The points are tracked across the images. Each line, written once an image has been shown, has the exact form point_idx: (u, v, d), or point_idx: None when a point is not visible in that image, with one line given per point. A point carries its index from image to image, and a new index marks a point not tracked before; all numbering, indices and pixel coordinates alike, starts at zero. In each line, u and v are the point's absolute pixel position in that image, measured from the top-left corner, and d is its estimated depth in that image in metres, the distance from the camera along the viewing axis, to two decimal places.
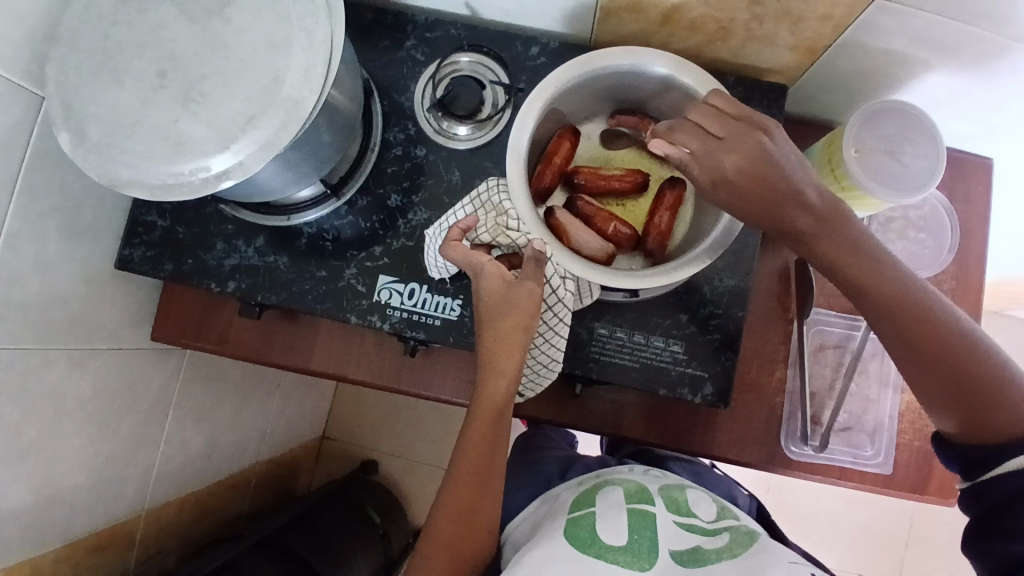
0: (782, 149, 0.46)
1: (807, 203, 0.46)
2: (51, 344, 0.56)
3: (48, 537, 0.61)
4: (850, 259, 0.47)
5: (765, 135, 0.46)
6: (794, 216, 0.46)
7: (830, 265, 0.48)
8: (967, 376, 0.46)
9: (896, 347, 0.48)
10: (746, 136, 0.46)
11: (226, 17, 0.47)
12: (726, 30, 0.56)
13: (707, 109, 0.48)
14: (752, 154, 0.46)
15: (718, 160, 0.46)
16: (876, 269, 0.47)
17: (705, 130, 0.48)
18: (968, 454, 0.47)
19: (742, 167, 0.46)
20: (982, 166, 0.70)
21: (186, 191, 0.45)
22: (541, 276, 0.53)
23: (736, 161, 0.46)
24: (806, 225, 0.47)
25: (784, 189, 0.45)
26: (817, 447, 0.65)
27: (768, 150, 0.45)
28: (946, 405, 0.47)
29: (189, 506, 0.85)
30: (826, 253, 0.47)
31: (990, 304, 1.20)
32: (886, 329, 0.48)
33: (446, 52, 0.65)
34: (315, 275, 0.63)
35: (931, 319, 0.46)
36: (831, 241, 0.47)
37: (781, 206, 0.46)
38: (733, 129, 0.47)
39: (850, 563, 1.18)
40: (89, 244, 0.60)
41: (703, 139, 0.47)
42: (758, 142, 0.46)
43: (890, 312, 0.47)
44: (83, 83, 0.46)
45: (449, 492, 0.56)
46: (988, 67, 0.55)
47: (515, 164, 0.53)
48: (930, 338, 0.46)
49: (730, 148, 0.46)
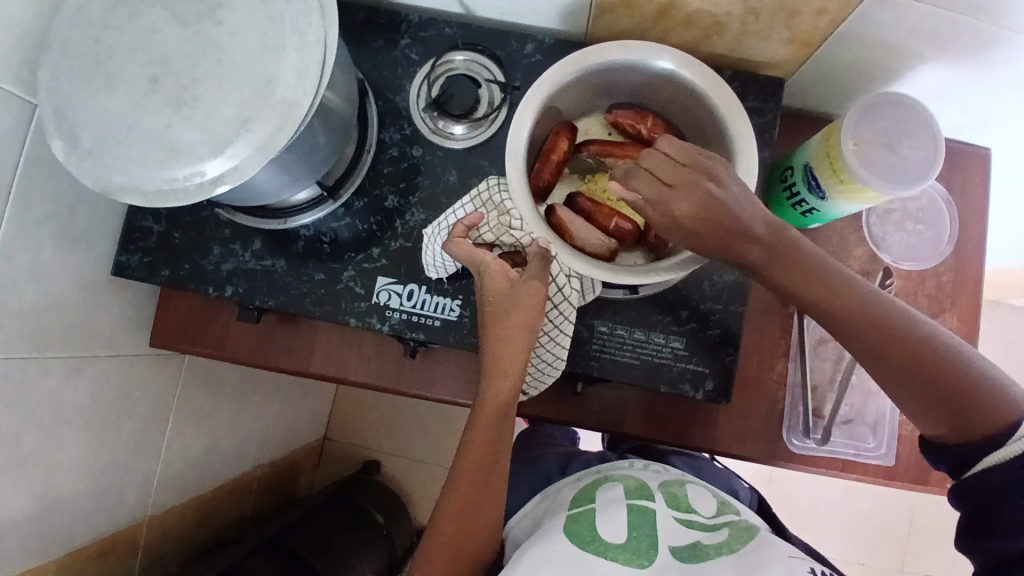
0: (733, 193, 0.48)
1: (753, 235, 0.48)
2: (48, 352, 0.56)
3: (49, 546, 0.61)
4: (802, 280, 0.48)
5: (712, 182, 0.48)
6: (746, 250, 0.48)
7: (783, 289, 0.49)
8: (941, 379, 0.45)
9: (866, 359, 0.48)
10: (695, 186, 0.48)
11: (217, 20, 0.47)
12: (721, 24, 0.56)
13: (660, 157, 0.50)
14: (700, 203, 0.47)
15: (666, 207, 0.48)
16: (831, 287, 0.47)
17: (657, 178, 0.49)
18: (954, 458, 0.46)
19: (689, 215, 0.47)
20: (979, 156, 0.69)
21: (181, 196, 0.45)
22: (546, 274, 0.54)
23: (683, 209, 0.48)
24: (755, 253, 0.48)
25: (734, 230, 0.47)
26: (819, 440, 0.64)
27: (716, 198, 0.47)
28: (926, 412, 0.46)
29: (191, 511, 0.85)
30: (777, 277, 0.48)
31: (988, 293, 1.20)
32: (853, 344, 0.48)
33: (440, 52, 0.65)
34: (313, 277, 0.63)
35: (894, 327, 0.46)
36: (780, 265, 0.48)
37: (730, 246, 0.48)
38: (682, 177, 0.48)
39: (853, 554, 1.19)
40: (85, 251, 0.60)
41: (654, 186, 0.49)
42: (705, 192, 0.47)
43: (853, 326, 0.47)
44: (75, 89, 0.46)
45: (452, 492, 0.55)
46: (984, 57, 0.55)
47: (514, 162, 0.53)
48: (896, 347, 0.46)
49: (679, 196, 0.48)
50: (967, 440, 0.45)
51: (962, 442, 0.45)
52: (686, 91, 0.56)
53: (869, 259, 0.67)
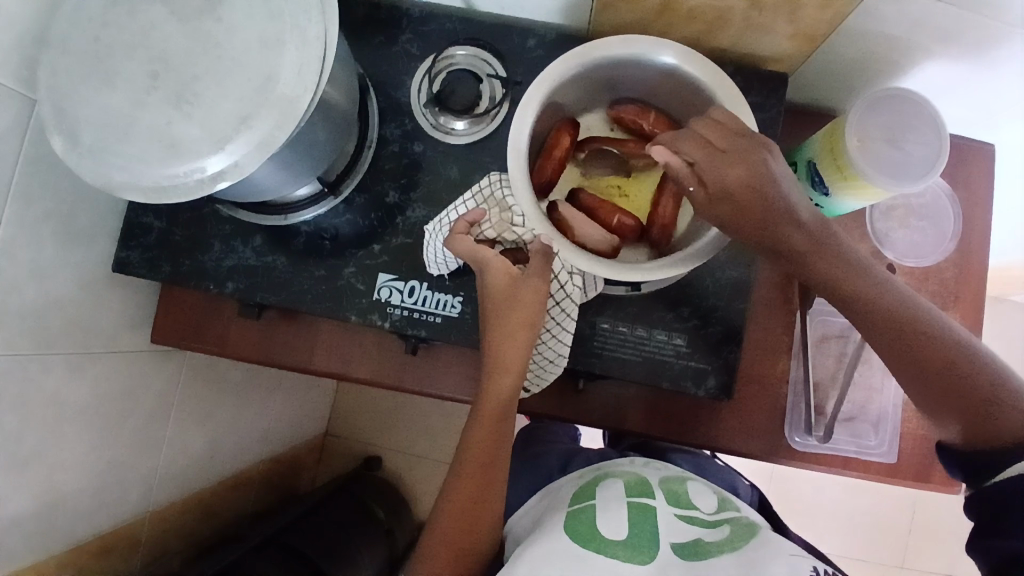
0: (783, 171, 0.48)
1: (799, 222, 0.47)
2: (49, 349, 0.56)
3: (51, 542, 0.61)
4: (842, 273, 0.47)
5: (767, 154, 0.48)
6: (790, 236, 0.47)
7: (821, 280, 0.48)
8: (966, 386, 0.45)
9: (892, 361, 0.48)
10: (751, 154, 0.47)
11: (217, 15, 0.46)
12: (724, 19, 0.55)
13: (712, 123, 0.49)
14: (753, 171, 0.47)
15: (721, 172, 0.47)
16: (866, 284, 0.47)
17: (709, 142, 0.48)
18: (970, 462, 0.46)
19: (744, 181, 0.46)
20: (983, 152, 0.69)
21: (181, 193, 0.45)
22: (547, 270, 0.53)
23: (739, 175, 0.47)
24: (799, 241, 0.47)
25: (780, 208, 0.46)
26: (821, 437, 0.64)
27: (770, 170, 0.47)
28: (945, 415, 0.47)
29: (194, 506, 0.86)
30: (817, 268, 0.48)
31: (990, 289, 1.19)
32: (881, 343, 0.48)
33: (441, 47, 0.64)
34: (314, 274, 0.63)
35: (926, 330, 0.46)
36: (822, 256, 0.47)
37: (776, 227, 0.47)
38: (736, 144, 0.47)
39: (854, 550, 1.19)
40: (86, 248, 0.59)
41: (707, 151, 0.48)
42: (761, 160, 0.47)
43: (882, 326, 0.47)
44: (74, 85, 0.46)
45: (452, 489, 0.55)
46: (988, 53, 0.55)
47: (515, 158, 0.52)
48: (926, 349, 0.46)
49: (734, 163, 0.47)
50: (985, 449, 0.45)
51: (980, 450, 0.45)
52: (688, 86, 0.56)
53: (872, 256, 0.66)
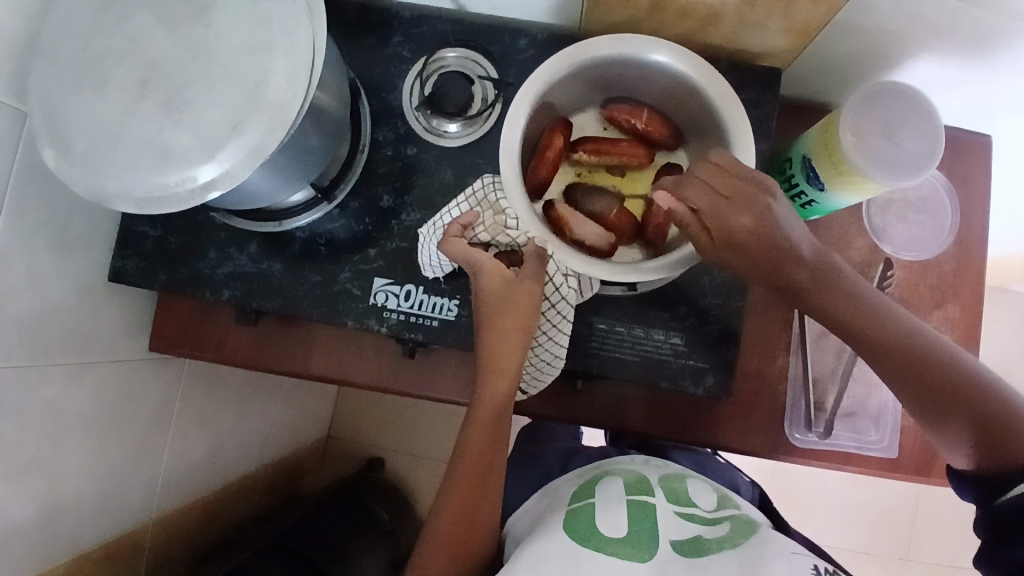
0: (787, 212, 0.47)
1: (803, 259, 0.48)
2: (47, 359, 0.56)
3: (53, 551, 0.61)
4: (846, 306, 0.48)
5: (771, 198, 0.47)
6: (794, 272, 0.48)
7: (827, 313, 0.49)
8: (977, 411, 0.45)
9: (903, 390, 0.48)
10: (755, 200, 0.47)
11: (205, 22, 0.46)
12: (716, 15, 0.55)
13: (713, 167, 0.48)
14: (758, 217, 0.47)
15: (725, 220, 0.47)
16: (871, 314, 0.48)
17: (711, 188, 0.48)
18: (984, 482, 0.45)
19: (748, 229, 0.47)
20: (980, 143, 0.68)
21: (171, 203, 0.45)
22: (541, 273, 0.53)
23: (744, 222, 0.47)
24: (802, 277, 0.48)
25: (784, 250, 0.47)
26: (822, 433, 0.64)
27: (775, 216, 0.47)
28: (957, 440, 0.47)
29: (197, 512, 0.86)
30: (821, 302, 0.48)
31: (991, 280, 1.18)
32: (890, 374, 0.48)
33: (433, 49, 0.64)
34: (310, 280, 0.63)
35: (935, 358, 0.47)
36: (826, 291, 0.48)
37: (782, 267, 0.47)
38: (739, 189, 0.47)
39: (859, 543, 1.19)
40: (81, 257, 0.59)
41: (711, 198, 0.48)
42: (765, 206, 0.47)
43: (889, 354, 0.47)
44: (65, 96, 0.45)
45: (450, 492, 0.55)
46: (984, 46, 0.54)
47: (508, 160, 0.52)
48: (936, 377, 0.46)
49: (738, 210, 0.47)
50: (993, 469, 0.44)
51: (988, 470, 0.45)
52: (681, 84, 0.56)
53: (869, 250, 0.66)
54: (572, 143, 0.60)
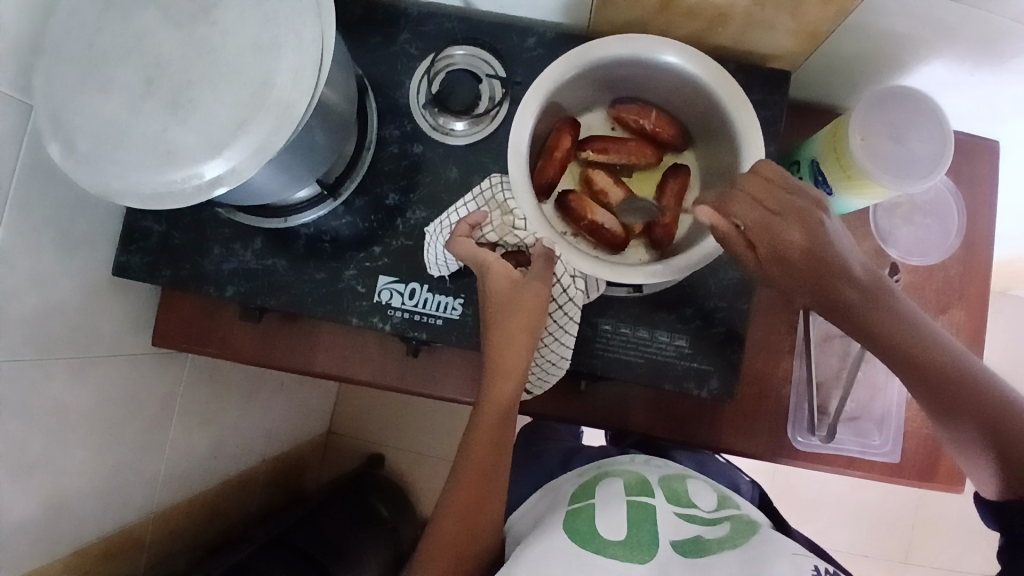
0: (835, 226, 0.47)
1: (853, 277, 0.47)
2: (51, 355, 0.56)
3: (57, 546, 0.61)
4: (894, 330, 0.47)
5: (819, 211, 0.47)
6: (844, 292, 0.47)
7: (874, 334, 0.48)
8: (1012, 446, 0.44)
9: (941, 419, 0.47)
10: (803, 214, 0.47)
11: (212, 19, 0.46)
12: (725, 17, 0.54)
13: (760, 180, 0.48)
14: (809, 231, 0.46)
15: (777, 235, 0.46)
16: (916, 335, 0.47)
17: (758, 203, 0.47)
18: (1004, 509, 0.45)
19: (800, 244, 0.46)
20: (988, 147, 0.68)
21: (177, 199, 0.45)
22: (547, 274, 0.53)
23: (796, 237, 0.46)
24: (852, 296, 0.47)
25: (837, 266, 0.46)
26: (824, 438, 0.64)
27: (823, 229, 0.47)
28: (984, 469, 0.46)
29: (199, 507, 0.86)
30: (869, 323, 0.47)
31: (995, 283, 1.18)
32: (927, 401, 0.47)
33: (440, 47, 0.64)
34: (315, 277, 0.63)
35: (976, 390, 0.46)
36: (875, 312, 0.47)
37: (834, 284, 0.47)
38: (787, 204, 0.47)
39: (859, 545, 1.19)
40: (85, 253, 0.59)
41: (760, 212, 0.47)
42: (814, 220, 0.47)
43: (925, 374, 0.47)
44: (71, 92, 0.45)
45: (454, 492, 0.55)
46: (994, 50, 0.54)
47: (516, 162, 0.52)
48: (976, 409, 0.45)
49: (789, 224, 0.47)
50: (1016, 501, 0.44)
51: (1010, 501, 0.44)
52: (689, 84, 0.55)
53: (876, 254, 0.66)
54: (580, 142, 0.60)
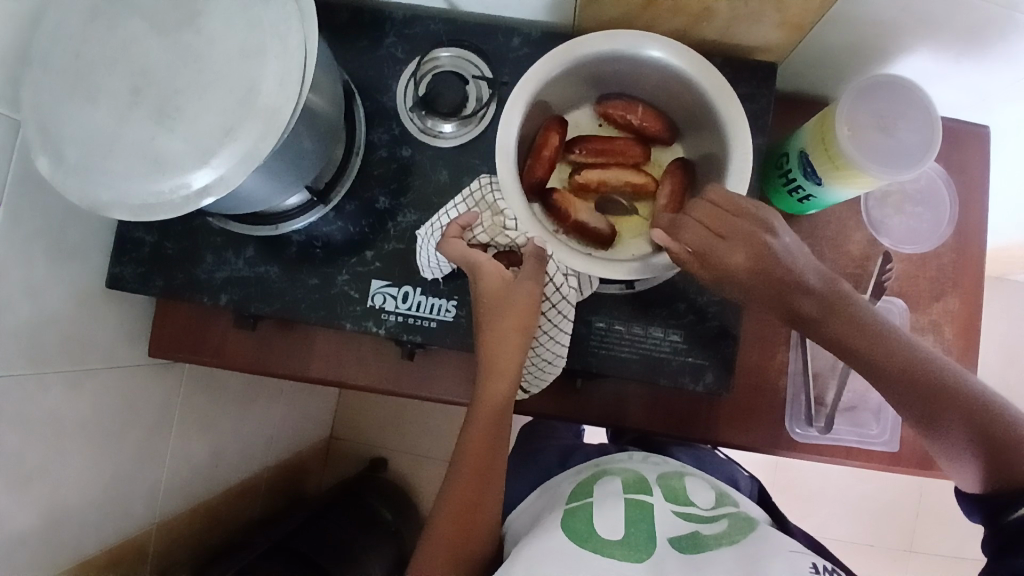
0: (786, 245, 0.48)
1: (809, 289, 0.48)
2: (46, 367, 0.56)
3: (58, 558, 0.61)
4: (858, 336, 0.48)
5: (769, 233, 0.48)
6: (799, 303, 0.49)
7: (839, 342, 0.49)
8: (994, 439, 0.46)
9: (924, 424, 0.49)
10: (750, 238, 0.48)
11: (197, 28, 0.46)
12: (710, 11, 0.54)
13: (708, 206, 0.49)
14: (754, 255, 0.48)
15: (719, 260, 0.48)
16: (878, 339, 0.48)
17: (706, 228, 0.49)
18: (989, 503, 0.46)
19: (744, 266, 0.48)
20: (977, 134, 0.68)
21: (166, 210, 0.45)
22: (540, 273, 0.53)
23: (739, 261, 0.48)
24: (809, 307, 0.49)
25: (788, 281, 0.48)
26: (822, 428, 0.64)
27: (771, 252, 0.48)
28: (968, 464, 0.47)
29: (201, 516, 0.86)
30: (832, 331, 0.49)
31: (991, 270, 1.18)
32: (904, 404, 0.49)
33: (426, 49, 0.64)
34: (308, 283, 0.63)
35: (950, 387, 0.47)
36: (836, 319, 0.49)
37: (789, 297, 0.49)
38: (732, 229, 0.48)
39: (862, 535, 1.19)
40: (78, 264, 0.59)
41: (706, 237, 0.48)
42: (761, 243, 0.48)
43: (891, 377, 0.48)
44: (57, 106, 0.45)
45: (451, 492, 0.55)
46: (980, 37, 0.54)
47: (505, 162, 0.51)
48: (955, 406, 0.47)
49: (733, 249, 0.48)
50: (1004, 490, 0.45)
51: (998, 492, 0.45)
52: (675, 78, 0.55)
53: (868, 244, 0.66)
54: (568, 142, 0.60)
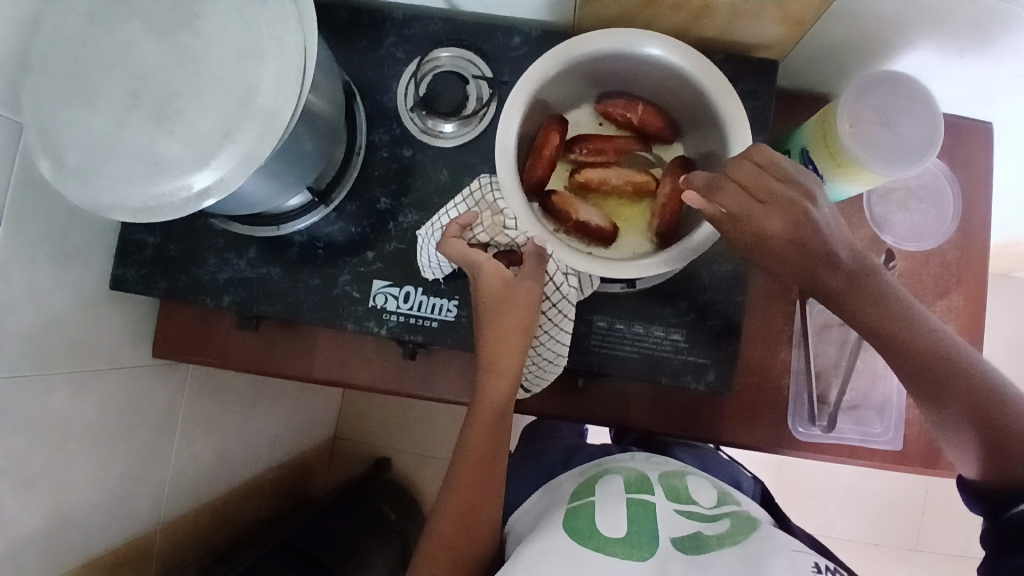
0: (824, 215, 0.47)
1: (837, 263, 0.48)
2: (51, 370, 0.56)
3: (65, 558, 0.62)
4: (880, 312, 0.48)
5: (809, 202, 0.46)
6: (826, 277, 0.48)
7: (860, 319, 0.49)
8: (999, 433, 0.46)
9: (934, 407, 0.49)
10: (791, 205, 0.46)
11: (195, 30, 0.46)
12: (709, 8, 0.54)
13: (750, 168, 0.47)
14: (792, 222, 0.46)
15: (758, 225, 0.46)
16: (901, 319, 0.48)
17: (747, 191, 0.46)
18: (989, 496, 0.46)
19: (781, 234, 0.46)
20: (980, 130, 0.68)
21: (167, 213, 0.45)
22: (540, 272, 0.53)
23: (777, 228, 0.46)
24: (835, 281, 0.48)
25: (817, 252, 0.47)
26: (825, 426, 0.63)
27: (810, 219, 0.46)
28: (969, 453, 0.48)
29: (206, 517, 0.87)
30: (854, 306, 0.49)
31: (995, 267, 1.17)
32: (917, 388, 0.49)
33: (425, 50, 0.64)
34: (309, 284, 0.63)
35: (965, 378, 0.47)
36: (860, 295, 0.48)
37: (814, 270, 0.48)
38: (775, 193, 0.46)
39: (867, 533, 1.18)
40: (81, 267, 0.60)
41: (746, 200, 0.46)
42: (801, 211, 0.46)
43: (909, 359, 0.48)
44: (57, 109, 0.45)
45: (452, 491, 0.55)
46: (983, 32, 0.54)
47: (504, 161, 0.51)
48: (965, 397, 0.47)
49: (773, 214, 0.46)
50: (1002, 483, 0.46)
51: (998, 483, 0.46)
52: (674, 76, 0.55)
53: (872, 241, 0.65)
54: (568, 140, 0.60)
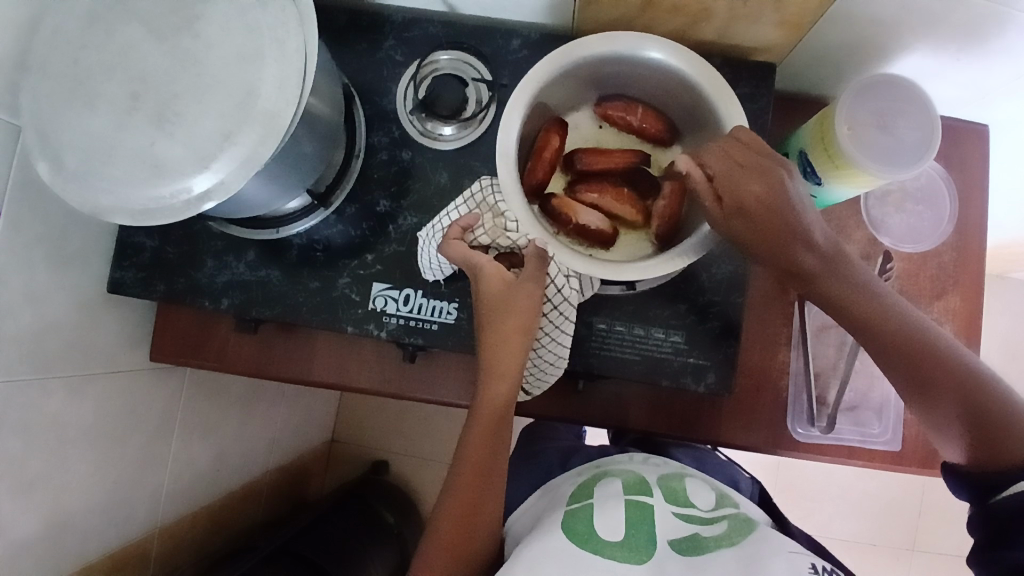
0: (799, 191, 0.49)
1: (813, 243, 0.49)
2: (49, 374, 0.56)
3: (61, 563, 0.61)
4: (854, 295, 0.49)
5: (787, 174, 0.49)
6: (802, 255, 0.49)
7: (837, 303, 0.50)
8: (986, 417, 0.45)
9: (914, 394, 0.49)
10: (768, 172, 0.48)
11: (195, 33, 0.46)
12: (708, 12, 0.54)
13: (735, 137, 0.50)
14: (768, 188, 0.48)
15: (737, 187, 0.49)
16: (877, 303, 0.49)
17: (728, 156, 0.49)
18: (976, 481, 0.45)
19: (756, 198, 0.48)
20: (976, 132, 0.68)
21: (168, 215, 0.45)
22: (540, 275, 0.53)
23: (753, 191, 0.48)
24: (812, 262, 0.50)
25: (791, 229, 0.48)
26: (824, 428, 0.64)
27: (786, 187, 0.48)
28: (954, 437, 0.47)
29: (202, 520, 0.86)
30: (830, 288, 0.50)
31: (990, 267, 1.18)
32: (903, 379, 0.49)
33: (424, 52, 0.64)
34: (309, 286, 0.63)
35: (950, 363, 0.47)
36: (835, 276, 0.49)
37: (788, 247, 0.49)
38: (756, 161, 0.49)
39: (864, 534, 1.19)
40: (79, 270, 0.59)
41: (726, 164, 0.49)
42: (777, 179, 0.48)
43: (886, 342, 0.49)
44: (57, 112, 0.45)
45: (453, 494, 0.55)
46: (978, 35, 0.54)
47: (505, 164, 0.51)
48: (950, 384, 0.47)
49: (751, 178, 0.49)
50: (988, 466, 0.45)
51: (983, 467, 0.45)
52: (674, 78, 0.55)
53: (869, 243, 0.66)
54: (568, 149, 0.60)
